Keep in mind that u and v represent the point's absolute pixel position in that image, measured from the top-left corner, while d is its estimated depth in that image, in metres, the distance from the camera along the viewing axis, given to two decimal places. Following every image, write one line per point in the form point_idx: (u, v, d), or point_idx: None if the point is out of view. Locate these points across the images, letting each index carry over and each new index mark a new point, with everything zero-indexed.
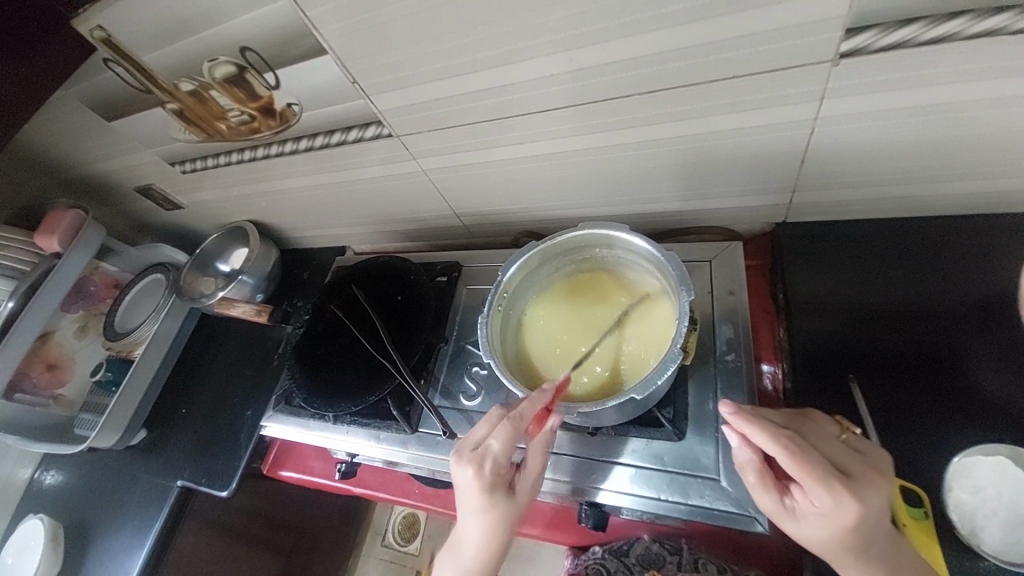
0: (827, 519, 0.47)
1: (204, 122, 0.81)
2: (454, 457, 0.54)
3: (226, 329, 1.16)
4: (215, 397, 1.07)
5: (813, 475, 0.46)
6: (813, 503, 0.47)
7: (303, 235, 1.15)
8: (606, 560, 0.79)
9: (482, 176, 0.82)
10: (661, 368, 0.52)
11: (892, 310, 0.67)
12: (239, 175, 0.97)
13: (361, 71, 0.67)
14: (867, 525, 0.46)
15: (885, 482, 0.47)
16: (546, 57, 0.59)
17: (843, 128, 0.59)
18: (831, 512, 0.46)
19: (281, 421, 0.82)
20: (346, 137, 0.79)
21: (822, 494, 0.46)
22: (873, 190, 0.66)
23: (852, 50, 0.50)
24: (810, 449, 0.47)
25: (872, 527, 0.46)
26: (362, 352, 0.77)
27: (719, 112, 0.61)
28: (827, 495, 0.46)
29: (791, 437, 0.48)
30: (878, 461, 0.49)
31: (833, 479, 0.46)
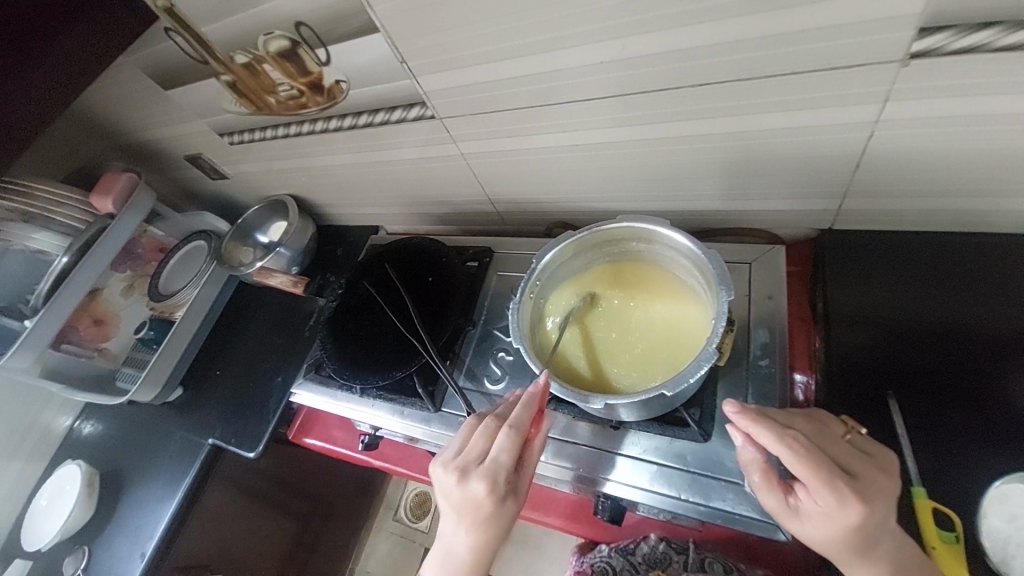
0: (829, 520, 0.47)
1: (255, 95, 0.84)
2: (459, 475, 0.54)
3: (261, 298, 1.21)
4: (247, 362, 1.11)
5: (818, 475, 0.46)
6: (816, 504, 0.47)
7: (339, 212, 1.17)
8: (613, 559, 0.78)
9: (520, 163, 0.82)
10: (693, 367, 0.51)
11: (941, 327, 0.64)
12: (283, 149, 0.99)
13: (410, 51, 0.67)
14: (870, 527, 0.46)
15: (889, 485, 0.47)
16: (597, 44, 0.59)
17: (905, 134, 0.56)
18: (834, 512, 0.46)
19: (309, 390, 0.85)
20: (389, 116, 0.80)
21: (826, 494, 0.46)
22: (930, 201, 0.63)
23: (924, 51, 0.48)
24: (814, 450, 0.47)
25: (875, 529, 0.46)
26: (391, 329, 0.79)
27: (771, 110, 0.59)
28: (829, 495, 0.46)
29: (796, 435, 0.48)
30: (885, 463, 0.49)
31: (836, 480, 0.46)
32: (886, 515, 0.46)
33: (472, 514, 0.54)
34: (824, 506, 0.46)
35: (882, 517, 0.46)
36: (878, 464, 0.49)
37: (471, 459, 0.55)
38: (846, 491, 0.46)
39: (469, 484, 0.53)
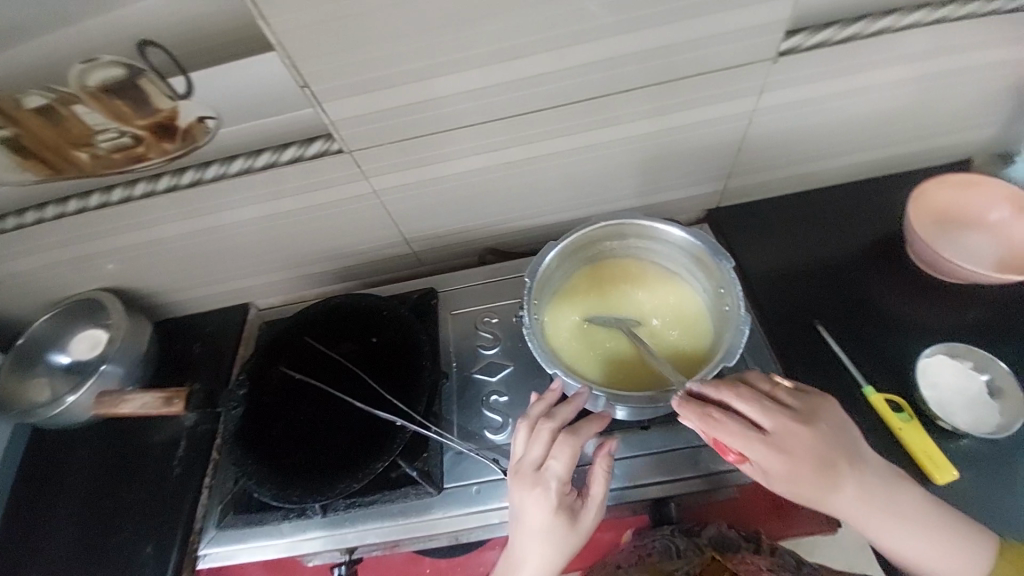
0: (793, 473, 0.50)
1: (52, 152, 0.60)
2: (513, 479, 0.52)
3: (72, 442, 0.80)
4: (73, 548, 0.72)
5: (738, 441, 0.49)
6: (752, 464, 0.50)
7: (186, 299, 0.89)
8: (677, 537, 0.60)
9: (443, 193, 0.76)
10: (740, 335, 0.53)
11: (827, 264, 0.78)
12: (98, 226, 0.71)
13: (317, 73, 0.56)
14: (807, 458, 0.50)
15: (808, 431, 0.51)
16: (536, 56, 0.59)
17: (773, 117, 0.71)
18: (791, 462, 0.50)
19: (234, 542, 0.62)
20: (278, 158, 0.64)
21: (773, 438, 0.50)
22: (789, 169, 0.81)
23: (788, 49, 0.63)
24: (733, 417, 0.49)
25: (823, 455, 0.50)
26: (347, 413, 0.63)
27: (680, 108, 0.68)
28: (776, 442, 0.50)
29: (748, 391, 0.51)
30: (807, 413, 0.51)
31: (754, 442, 0.49)
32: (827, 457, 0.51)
33: (525, 525, 0.51)
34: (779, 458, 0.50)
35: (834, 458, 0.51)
36: (799, 414, 0.51)
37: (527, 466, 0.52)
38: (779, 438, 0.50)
39: (524, 492, 0.51)
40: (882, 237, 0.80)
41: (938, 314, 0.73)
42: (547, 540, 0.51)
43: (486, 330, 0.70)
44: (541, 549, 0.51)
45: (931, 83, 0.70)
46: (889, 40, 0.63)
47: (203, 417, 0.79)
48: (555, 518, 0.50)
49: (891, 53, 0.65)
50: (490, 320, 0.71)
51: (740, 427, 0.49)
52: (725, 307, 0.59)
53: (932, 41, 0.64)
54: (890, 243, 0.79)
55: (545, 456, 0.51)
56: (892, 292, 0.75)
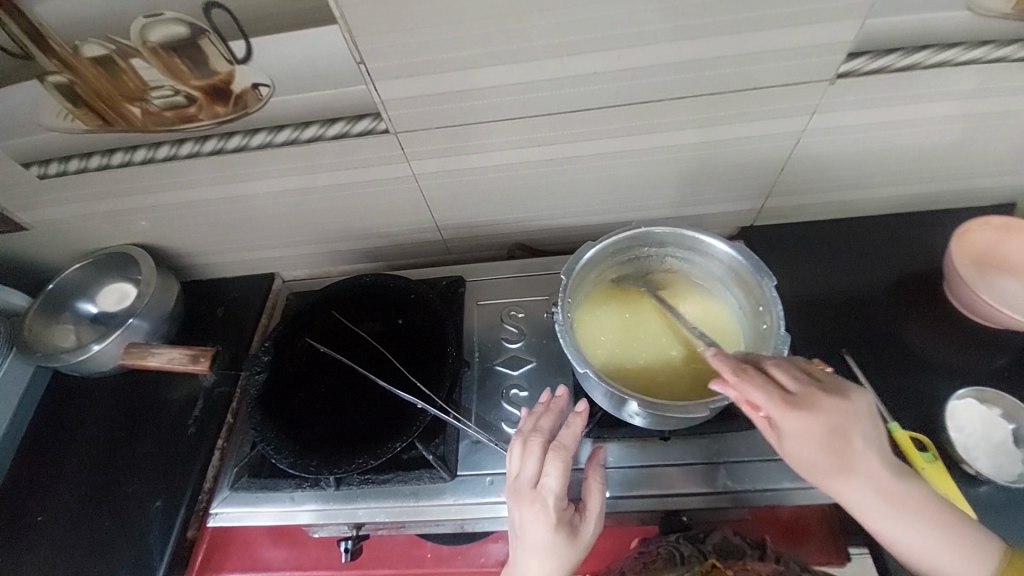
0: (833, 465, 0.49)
1: (107, 103, 0.60)
2: (511, 496, 0.53)
3: (92, 392, 0.81)
4: (85, 493, 0.73)
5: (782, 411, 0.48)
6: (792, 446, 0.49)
7: (215, 262, 0.89)
8: (683, 544, 0.59)
9: (481, 183, 0.76)
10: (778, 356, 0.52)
11: (858, 291, 0.77)
12: (139, 181, 0.72)
13: (375, 51, 0.56)
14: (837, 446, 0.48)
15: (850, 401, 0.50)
16: (593, 54, 0.59)
17: (822, 140, 0.70)
18: (819, 444, 0.48)
19: (244, 505, 0.63)
20: (323, 132, 0.65)
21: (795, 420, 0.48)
22: (829, 194, 0.80)
23: (848, 72, 0.61)
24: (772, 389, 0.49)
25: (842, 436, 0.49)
26: (368, 390, 0.63)
27: (731, 121, 0.68)
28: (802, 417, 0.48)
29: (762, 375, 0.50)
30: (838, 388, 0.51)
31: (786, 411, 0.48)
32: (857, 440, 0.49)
33: (527, 541, 0.51)
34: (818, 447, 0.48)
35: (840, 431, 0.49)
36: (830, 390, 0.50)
37: (524, 483, 0.53)
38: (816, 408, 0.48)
39: (524, 509, 0.52)
40: (917, 271, 0.79)
41: (967, 356, 0.71)
42: (549, 558, 0.51)
43: (511, 324, 0.70)
44: (544, 568, 0.51)
45: (987, 122, 0.68)
46: (953, 72, 0.62)
47: (221, 379, 0.80)
48: (555, 534, 0.51)
49: (953, 85, 0.63)
50: (516, 314, 0.71)
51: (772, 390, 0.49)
52: (764, 325, 0.57)
53: (995, 78, 0.62)
54: (925, 278, 0.78)
55: (540, 472, 0.53)
56: (920, 330, 0.73)
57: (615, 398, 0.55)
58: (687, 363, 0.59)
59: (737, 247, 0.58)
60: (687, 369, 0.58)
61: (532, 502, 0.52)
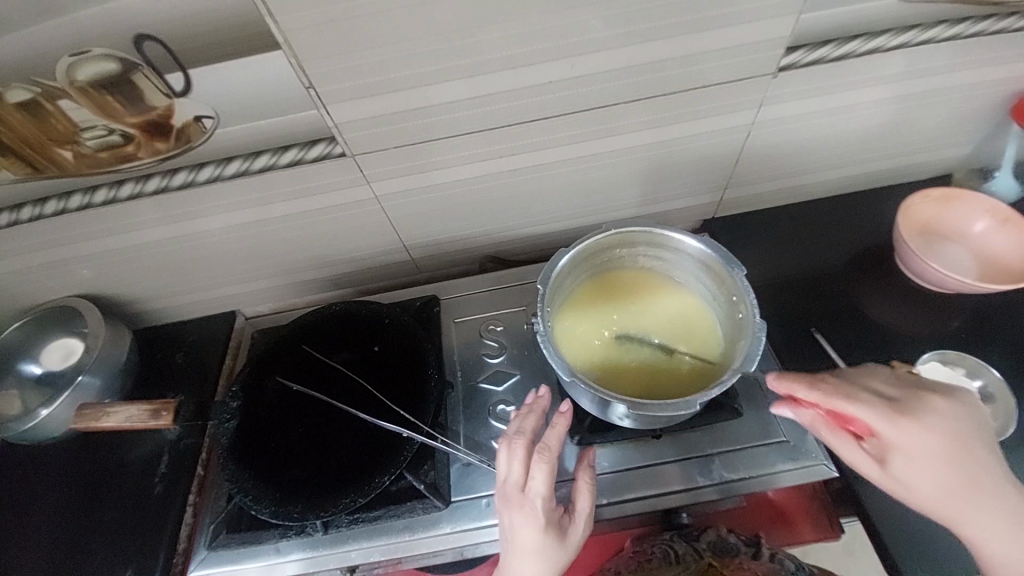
0: (932, 464, 0.50)
1: (33, 148, 0.56)
2: (498, 500, 0.52)
3: (41, 462, 0.74)
4: (42, 574, 0.66)
5: (865, 407, 0.51)
6: (883, 442, 0.51)
7: (169, 306, 0.84)
8: (677, 543, 0.61)
9: (445, 199, 0.74)
10: (756, 343, 0.53)
11: (820, 271, 0.80)
12: (77, 229, 0.67)
13: (324, 74, 0.55)
14: (954, 457, 0.50)
15: (959, 403, 0.53)
16: (546, 64, 0.59)
17: (771, 130, 0.73)
18: (929, 450, 0.50)
19: (225, 563, 0.58)
20: (276, 160, 0.62)
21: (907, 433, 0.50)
22: (782, 181, 0.83)
23: (789, 65, 0.64)
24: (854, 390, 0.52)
25: (945, 439, 0.50)
26: (349, 425, 0.61)
27: (684, 119, 0.69)
28: (907, 427, 0.50)
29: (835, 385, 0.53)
30: (931, 388, 0.54)
31: (882, 407, 0.51)
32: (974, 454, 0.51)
33: (515, 546, 0.50)
34: (936, 466, 0.50)
35: (939, 429, 0.50)
36: (922, 390, 0.53)
37: (511, 487, 0.52)
38: (927, 413, 0.51)
39: (511, 512, 0.51)
40: (871, 247, 0.82)
41: (924, 323, 0.75)
42: (539, 560, 0.50)
43: (490, 339, 0.69)
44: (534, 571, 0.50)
45: (917, 102, 0.73)
46: (882, 58, 0.65)
47: (187, 431, 0.75)
48: (543, 536, 0.50)
49: (886, 70, 0.67)
50: (494, 328, 0.70)
51: (861, 392, 0.52)
52: (740, 314, 0.58)
53: (920, 61, 0.66)
54: (879, 252, 0.82)
55: (526, 475, 0.52)
56: (880, 303, 0.77)
57: (603, 403, 0.54)
58: (669, 359, 0.60)
59: (705, 241, 0.58)
60: (669, 366, 0.59)
61: (518, 505, 0.51)
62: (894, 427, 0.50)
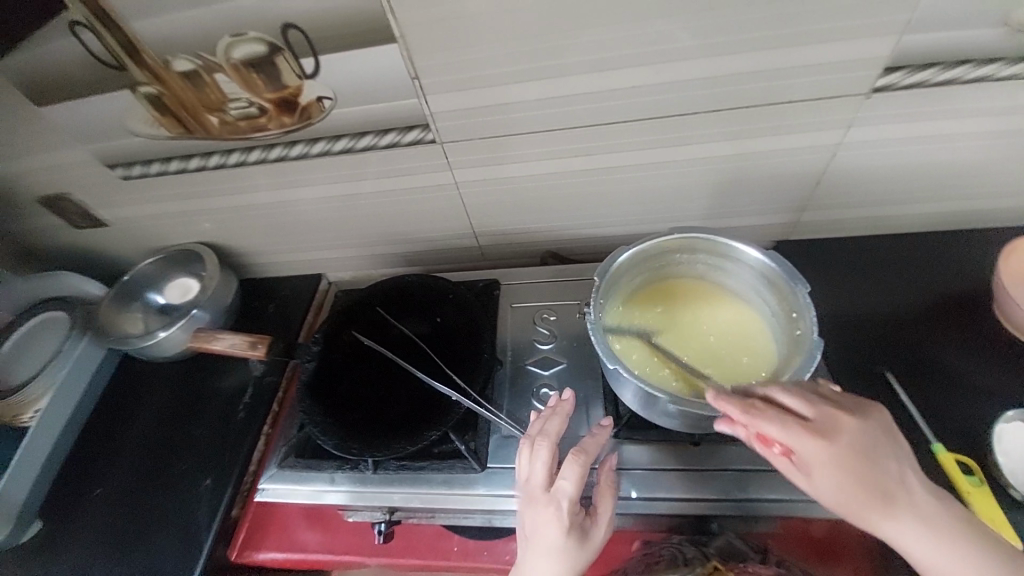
0: (864, 478, 0.47)
1: (191, 112, 0.67)
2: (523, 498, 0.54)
3: (152, 378, 0.88)
4: (145, 470, 0.78)
5: (783, 421, 0.48)
6: (801, 458, 0.48)
7: (269, 261, 0.96)
8: (684, 546, 0.60)
9: (517, 192, 0.79)
10: (809, 360, 0.53)
11: (897, 310, 0.76)
12: (209, 185, 0.80)
13: (429, 66, 0.62)
14: (857, 468, 0.47)
15: (865, 420, 0.49)
16: (627, 69, 0.62)
17: (857, 153, 0.70)
18: (836, 466, 0.47)
19: (289, 482, 0.66)
20: (377, 141, 0.71)
21: (811, 441, 0.47)
22: (867, 209, 0.79)
23: (884, 86, 0.62)
24: (774, 405, 0.49)
25: (869, 454, 0.47)
26: (405, 383, 0.67)
27: (762, 133, 0.69)
28: (823, 444, 0.47)
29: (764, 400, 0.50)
30: (853, 405, 0.50)
31: (799, 422, 0.48)
32: (881, 452, 0.48)
33: (538, 543, 0.52)
34: (839, 477, 0.47)
35: (852, 443, 0.47)
36: (843, 406, 0.50)
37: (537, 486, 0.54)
38: (833, 427, 0.48)
39: (535, 510, 0.53)
40: (962, 293, 0.76)
41: (1017, 379, 0.68)
42: (560, 560, 0.51)
43: (543, 327, 0.73)
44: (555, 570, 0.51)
45: None
46: (994, 86, 0.62)
47: (269, 370, 0.86)
48: (566, 537, 0.52)
49: (997, 99, 0.63)
50: (548, 317, 0.74)
51: (780, 407, 0.49)
52: (799, 331, 0.58)
53: None
54: (971, 300, 0.76)
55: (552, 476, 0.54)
56: (964, 354, 0.71)
57: (650, 398, 0.56)
58: (720, 370, 0.59)
59: (770, 254, 0.59)
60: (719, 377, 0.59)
61: (545, 503, 0.53)
62: (802, 441, 0.47)
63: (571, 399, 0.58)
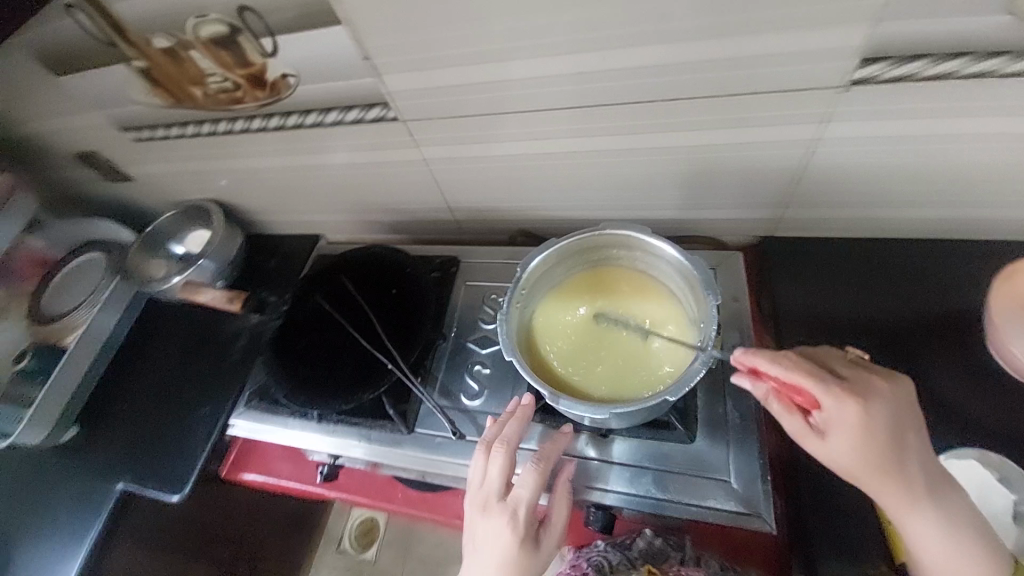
0: (902, 451, 0.47)
1: (177, 85, 0.73)
2: (481, 505, 0.55)
3: (172, 317, 1.02)
4: (160, 393, 0.93)
5: (805, 378, 0.48)
6: (831, 418, 0.48)
7: (271, 219, 1.05)
8: (609, 553, 0.64)
9: (483, 171, 0.80)
10: (693, 371, 0.52)
11: (871, 321, 0.71)
12: (207, 149, 0.87)
13: (376, 48, 0.62)
14: (891, 444, 0.46)
15: (908, 393, 0.49)
16: (575, 54, 0.59)
17: (840, 151, 0.63)
18: (870, 432, 0.46)
19: (251, 420, 0.76)
20: (343, 116, 0.73)
21: (845, 407, 0.47)
22: (861, 211, 0.72)
23: (863, 79, 0.55)
24: (801, 361, 0.49)
25: (901, 429, 0.47)
26: (353, 347, 0.73)
27: (730, 125, 0.64)
28: (853, 408, 0.47)
29: (783, 355, 0.50)
30: (886, 375, 0.50)
31: (829, 383, 0.48)
32: (915, 430, 0.48)
33: (493, 552, 0.52)
34: (869, 446, 0.46)
35: (886, 417, 0.47)
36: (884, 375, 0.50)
37: (494, 493, 0.55)
38: (864, 392, 0.47)
39: (493, 518, 0.54)
40: (954, 312, 0.69)
41: (987, 411, 0.62)
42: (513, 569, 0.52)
43: (490, 307, 0.75)
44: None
45: None
46: (1002, 83, 0.51)
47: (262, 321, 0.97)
48: (521, 546, 0.52)
49: (1013, 100, 0.53)
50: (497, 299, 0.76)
51: (813, 365, 0.49)
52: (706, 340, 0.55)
53: None
54: (963, 321, 0.68)
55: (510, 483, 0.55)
56: (945, 369, 0.66)
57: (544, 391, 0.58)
58: (628, 370, 0.59)
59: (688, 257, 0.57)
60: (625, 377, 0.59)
61: (502, 511, 0.54)
62: (839, 402, 0.47)
63: (530, 404, 0.58)
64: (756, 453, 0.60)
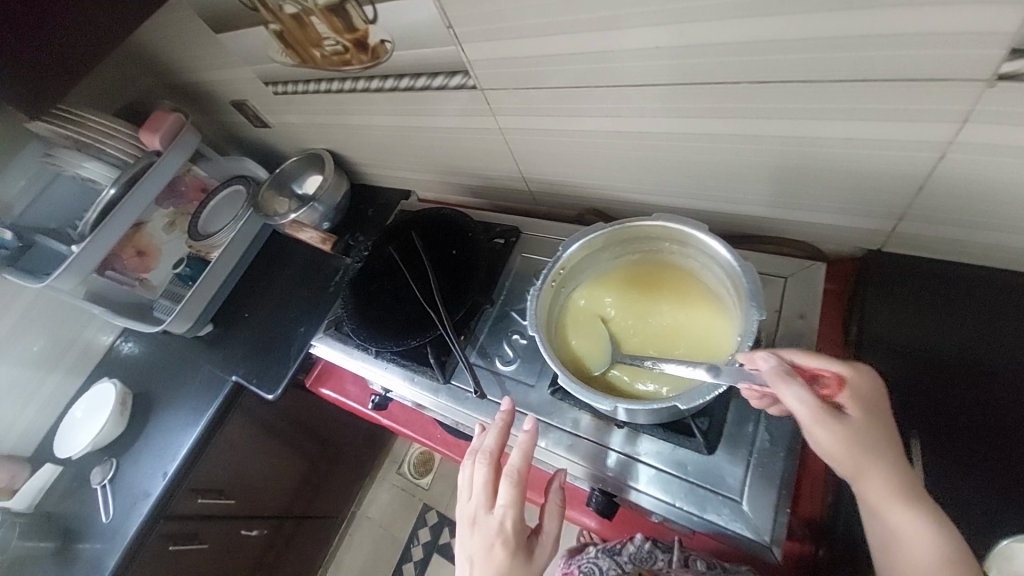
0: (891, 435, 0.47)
1: (301, 47, 0.84)
2: (468, 526, 0.56)
3: (289, 248, 1.21)
4: (272, 308, 1.13)
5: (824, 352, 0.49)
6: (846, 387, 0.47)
7: (373, 173, 1.16)
8: (600, 560, 0.71)
9: (556, 145, 0.79)
10: (710, 385, 0.52)
11: (983, 369, 0.58)
12: (324, 105, 0.99)
13: (458, 16, 0.64)
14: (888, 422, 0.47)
15: None
16: (651, 28, 0.55)
17: (978, 159, 0.51)
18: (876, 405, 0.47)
19: (327, 344, 0.88)
20: (430, 82, 0.78)
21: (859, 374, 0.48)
22: (1003, 234, 0.58)
23: (1015, 73, 0.43)
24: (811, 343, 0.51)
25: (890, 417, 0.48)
26: (412, 297, 0.81)
27: (832, 117, 0.55)
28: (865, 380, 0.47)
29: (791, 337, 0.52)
30: None
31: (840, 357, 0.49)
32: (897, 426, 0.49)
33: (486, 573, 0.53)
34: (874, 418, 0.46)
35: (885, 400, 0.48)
36: None
37: (479, 512, 0.57)
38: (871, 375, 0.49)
39: (480, 537, 0.55)
40: None
41: None
42: None
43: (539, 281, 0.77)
44: None
45: None
46: None
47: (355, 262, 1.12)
48: (512, 558, 0.53)
49: None
50: None
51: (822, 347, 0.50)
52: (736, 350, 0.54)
53: None
54: None
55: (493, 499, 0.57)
56: None
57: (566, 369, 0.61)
58: (654, 363, 0.60)
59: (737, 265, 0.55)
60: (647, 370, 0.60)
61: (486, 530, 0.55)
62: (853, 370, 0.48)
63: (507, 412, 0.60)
64: (778, 482, 0.57)
